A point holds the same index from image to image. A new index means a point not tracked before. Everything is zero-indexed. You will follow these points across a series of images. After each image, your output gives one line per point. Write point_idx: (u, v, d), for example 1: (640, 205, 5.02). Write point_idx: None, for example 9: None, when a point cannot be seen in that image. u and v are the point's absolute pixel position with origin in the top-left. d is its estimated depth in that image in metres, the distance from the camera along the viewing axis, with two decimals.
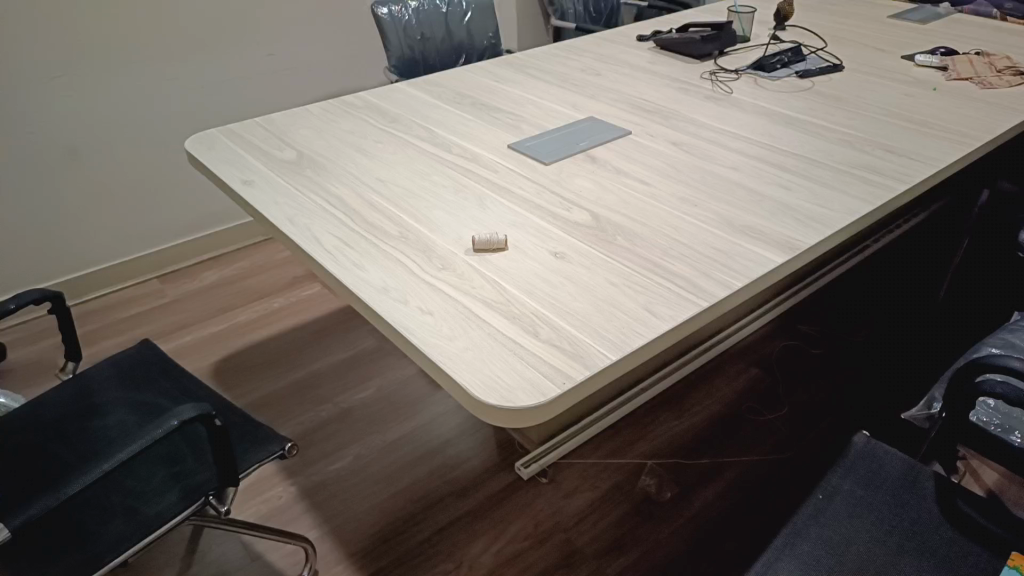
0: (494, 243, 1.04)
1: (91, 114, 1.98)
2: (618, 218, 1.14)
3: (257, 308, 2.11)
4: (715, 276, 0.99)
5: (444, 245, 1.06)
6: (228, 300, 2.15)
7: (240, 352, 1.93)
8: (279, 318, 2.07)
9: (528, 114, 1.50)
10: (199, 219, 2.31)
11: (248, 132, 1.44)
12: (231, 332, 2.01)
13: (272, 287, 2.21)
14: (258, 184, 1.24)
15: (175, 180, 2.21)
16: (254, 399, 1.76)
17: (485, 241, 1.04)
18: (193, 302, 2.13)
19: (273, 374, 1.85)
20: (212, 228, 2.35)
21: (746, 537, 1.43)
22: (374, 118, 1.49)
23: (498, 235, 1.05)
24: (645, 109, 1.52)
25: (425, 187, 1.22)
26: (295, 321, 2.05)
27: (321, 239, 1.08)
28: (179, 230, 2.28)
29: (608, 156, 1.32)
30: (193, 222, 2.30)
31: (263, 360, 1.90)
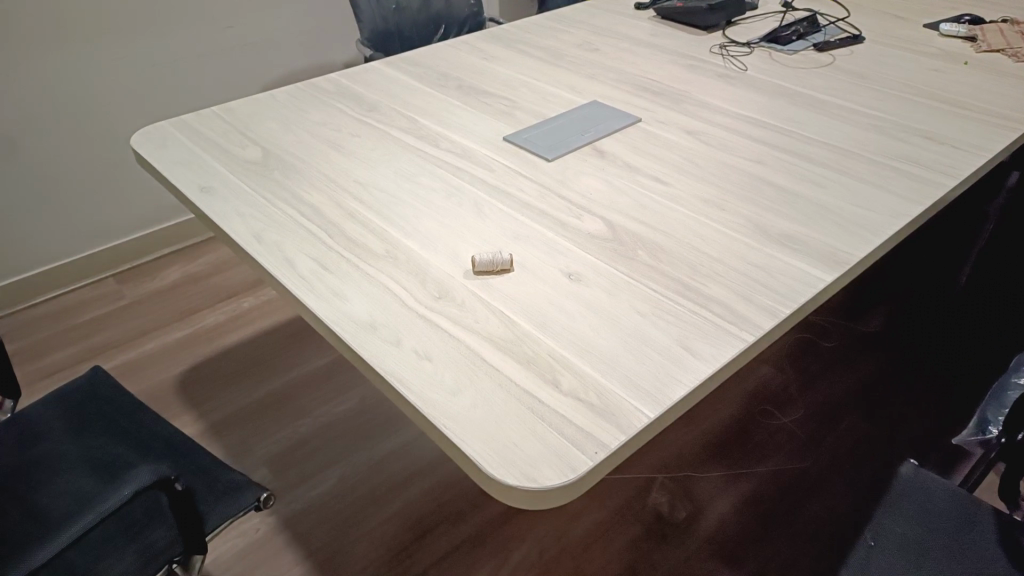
0: (499, 263, 0.89)
1: (33, 98, 1.77)
2: (637, 226, 0.99)
3: (215, 315, 1.93)
4: (758, 301, 0.86)
5: (438, 265, 0.91)
6: (186, 304, 1.96)
7: (194, 369, 1.75)
8: (234, 327, 1.89)
9: (523, 99, 1.33)
10: (143, 217, 2.10)
11: (205, 125, 1.26)
12: (184, 345, 1.82)
13: (230, 289, 2.02)
14: (219, 191, 1.07)
15: (130, 166, 2.02)
16: (223, 418, 1.61)
17: (487, 261, 0.89)
18: (154, 305, 1.96)
19: (242, 387, 1.70)
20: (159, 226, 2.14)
21: (769, 559, 1.32)
22: (350, 107, 1.31)
23: (501, 254, 0.90)
24: (654, 91, 1.37)
25: (412, 190, 1.06)
26: (254, 331, 1.87)
27: (294, 261, 0.92)
28: (124, 228, 2.07)
29: (619, 150, 1.17)
30: (137, 220, 2.09)
31: (230, 372, 1.74)
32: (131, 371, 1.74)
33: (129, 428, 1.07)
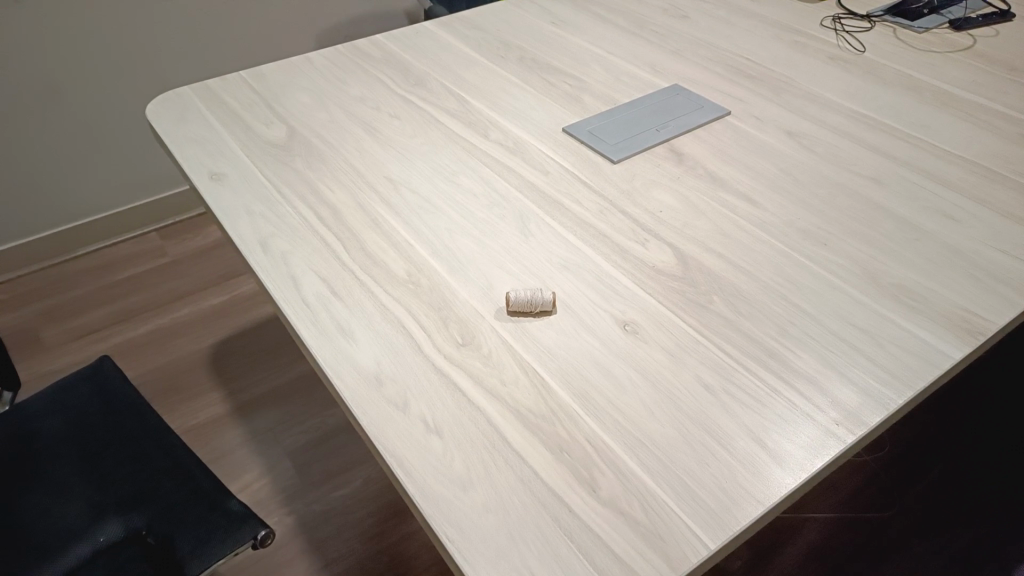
0: (540, 305, 0.74)
1: (78, 43, 1.67)
2: (715, 262, 0.81)
3: (226, 292, 1.79)
4: (863, 383, 0.68)
5: (468, 299, 0.75)
6: (207, 275, 1.84)
7: (182, 359, 1.61)
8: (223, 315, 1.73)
9: (593, 79, 1.14)
10: (137, 186, 1.95)
11: (229, 94, 1.12)
12: (186, 326, 1.70)
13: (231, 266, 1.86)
14: (231, 180, 0.93)
15: None
16: (242, 404, 1.51)
17: (525, 301, 0.73)
18: (188, 269, 1.87)
19: (262, 372, 1.58)
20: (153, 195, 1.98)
21: None
22: (393, 78, 1.15)
23: (543, 292, 0.74)
24: (749, 75, 1.15)
25: (449, 194, 0.90)
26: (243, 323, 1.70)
27: (301, 280, 0.78)
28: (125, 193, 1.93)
29: (700, 154, 0.98)
30: (135, 185, 1.94)
31: (246, 355, 1.62)
32: (126, 354, 1.63)
33: (130, 429, 0.97)
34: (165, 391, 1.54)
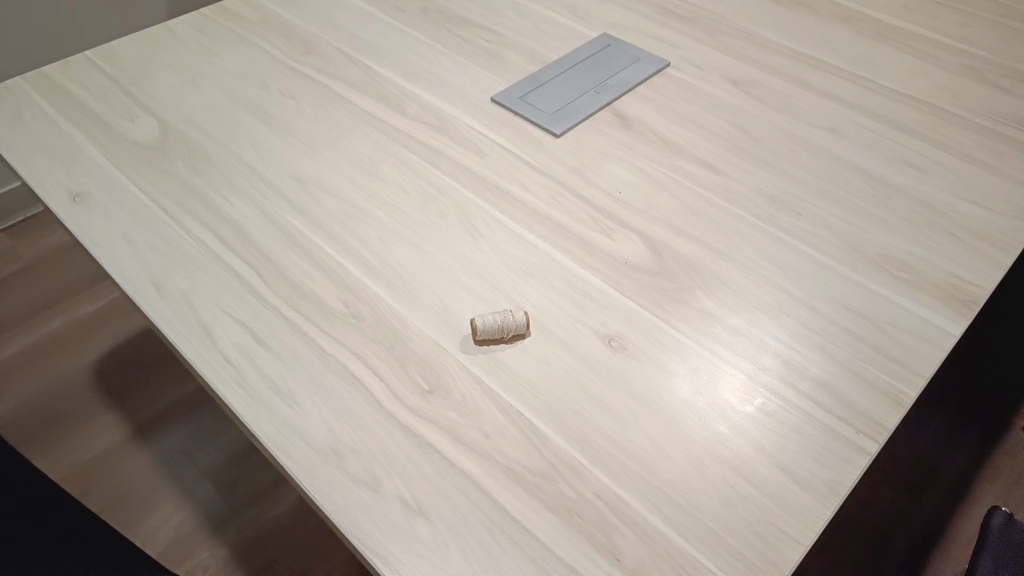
0: (513, 328, 0.63)
1: None
2: (690, 246, 0.72)
3: (99, 292, 1.54)
4: (873, 379, 0.62)
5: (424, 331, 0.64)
6: (71, 274, 1.57)
7: (60, 382, 1.38)
8: (100, 321, 1.48)
9: (513, 32, 1.00)
10: None
11: (74, 80, 0.91)
12: (56, 341, 1.45)
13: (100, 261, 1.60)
14: (99, 201, 0.75)
15: None
16: (142, 426, 1.31)
17: (494, 328, 0.62)
18: (47, 269, 1.59)
19: (160, 384, 1.38)
20: None
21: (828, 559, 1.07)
22: (279, 45, 0.96)
23: (512, 313, 0.63)
24: (681, 15, 1.05)
25: (374, 192, 0.76)
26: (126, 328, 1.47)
27: (213, 327, 0.64)
28: None
29: (646, 113, 0.87)
30: None
31: (138, 365, 1.41)
32: None
33: None
34: (48, 422, 1.32)
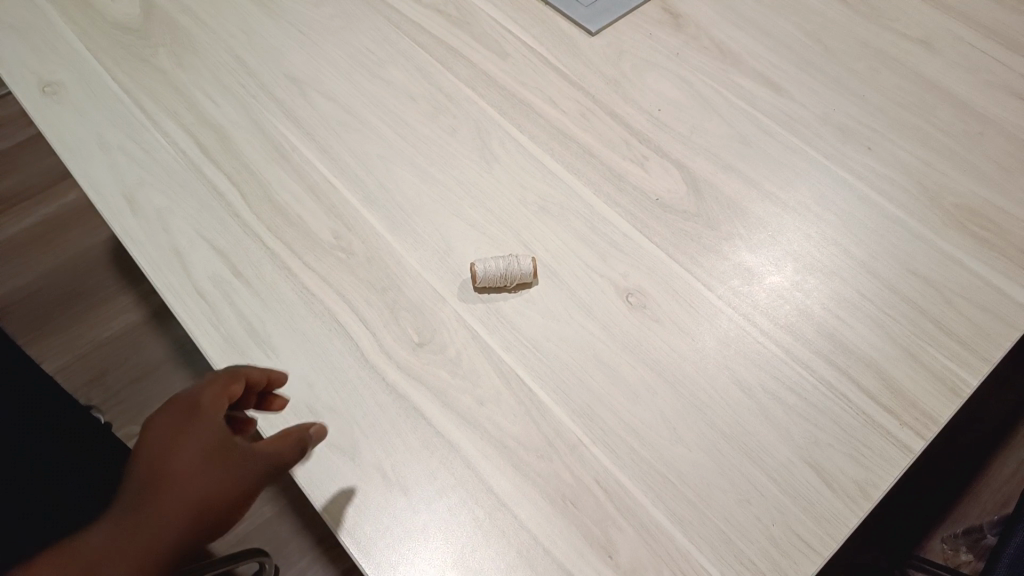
0: (520, 277, 0.55)
1: None
2: (734, 184, 0.62)
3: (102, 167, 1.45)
4: (929, 361, 0.53)
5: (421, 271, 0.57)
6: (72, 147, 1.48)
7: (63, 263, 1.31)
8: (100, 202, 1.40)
9: None
10: None
11: None
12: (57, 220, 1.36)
13: None
14: (72, 95, 0.67)
15: None
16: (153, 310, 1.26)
17: (497, 276, 0.55)
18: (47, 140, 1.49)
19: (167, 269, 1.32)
20: None
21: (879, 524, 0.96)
22: None
23: (518, 260, 0.55)
24: None
25: (376, 98, 0.67)
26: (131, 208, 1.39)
27: (189, 255, 0.58)
28: None
29: (700, 11, 0.74)
30: None
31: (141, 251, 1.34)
32: None
33: None
34: (63, 301, 1.27)
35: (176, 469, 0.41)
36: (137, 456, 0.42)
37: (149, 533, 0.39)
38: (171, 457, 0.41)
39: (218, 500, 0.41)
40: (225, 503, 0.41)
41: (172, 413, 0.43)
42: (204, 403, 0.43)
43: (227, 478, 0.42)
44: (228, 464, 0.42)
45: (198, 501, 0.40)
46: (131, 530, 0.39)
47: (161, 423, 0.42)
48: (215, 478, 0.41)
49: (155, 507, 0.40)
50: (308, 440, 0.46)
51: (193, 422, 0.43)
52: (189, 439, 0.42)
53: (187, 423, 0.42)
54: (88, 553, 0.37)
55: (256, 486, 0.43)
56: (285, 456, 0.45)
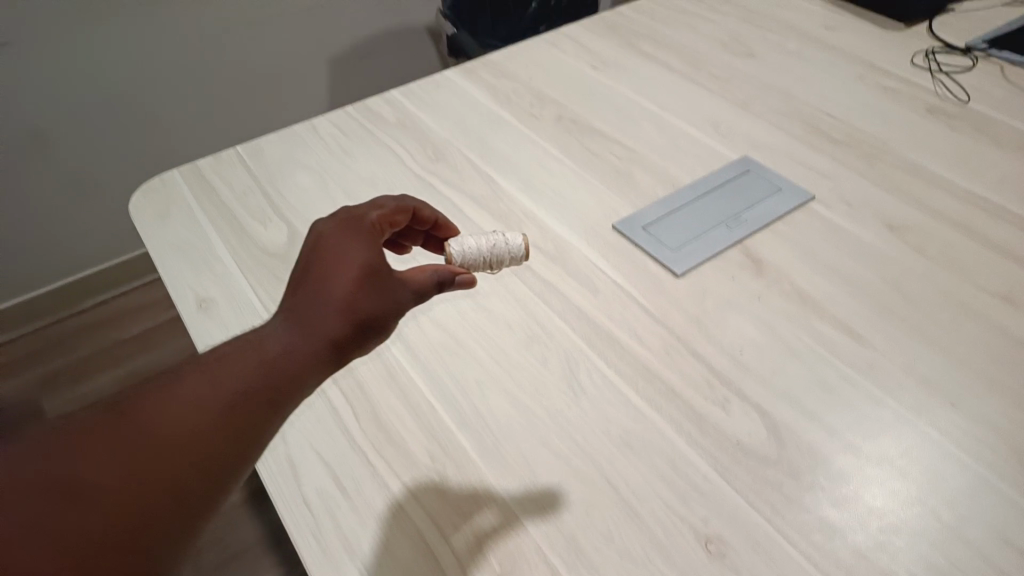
0: (511, 252, 0.68)
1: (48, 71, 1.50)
2: (815, 432, 0.64)
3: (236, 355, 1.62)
4: None
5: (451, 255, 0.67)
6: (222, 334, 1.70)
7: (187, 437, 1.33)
8: None
9: (646, 146, 0.96)
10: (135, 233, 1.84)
11: (222, 176, 0.96)
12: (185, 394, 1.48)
13: None
14: (221, 309, 0.78)
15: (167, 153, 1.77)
16: None
17: (495, 251, 0.68)
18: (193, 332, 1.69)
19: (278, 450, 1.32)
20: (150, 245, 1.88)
21: None
22: (411, 152, 0.98)
23: (513, 241, 0.68)
24: (833, 138, 0.95)
25: (477, 325, 0.74)
26: None
27: (300, 467, 0.63)
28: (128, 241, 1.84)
29: (782, 257, 0.80)
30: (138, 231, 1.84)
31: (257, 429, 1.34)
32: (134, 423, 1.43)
33: None
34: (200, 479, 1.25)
35: (334, 298, 0.51)
36: (311, 260, 0.53)
37: (308, 346, 0.49)
38: (335, 263, 0.53)
39: (364, 316, 0.51)
40: (374, 308, 0.52)
41: (331, 251, 0.53)
42: (364, 235, 0.55)
43: (373, 300, 0.52)
44: (374, 286, 0.52)
45: (351, 300, 0.51)
46: (294, 342, 0.50)
47: (330, 239, 0.54)
48: (369, 292, 0.52)
49: (313, 324, 0.50)
50: (439, 282, 0.56)
51: (347, 256, 0.53)
52: (349, 253, 0.53)
53: (343, 258, 0.53)
54: (266, 355, 0.49)
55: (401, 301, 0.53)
56: (436, 277, 0.56)
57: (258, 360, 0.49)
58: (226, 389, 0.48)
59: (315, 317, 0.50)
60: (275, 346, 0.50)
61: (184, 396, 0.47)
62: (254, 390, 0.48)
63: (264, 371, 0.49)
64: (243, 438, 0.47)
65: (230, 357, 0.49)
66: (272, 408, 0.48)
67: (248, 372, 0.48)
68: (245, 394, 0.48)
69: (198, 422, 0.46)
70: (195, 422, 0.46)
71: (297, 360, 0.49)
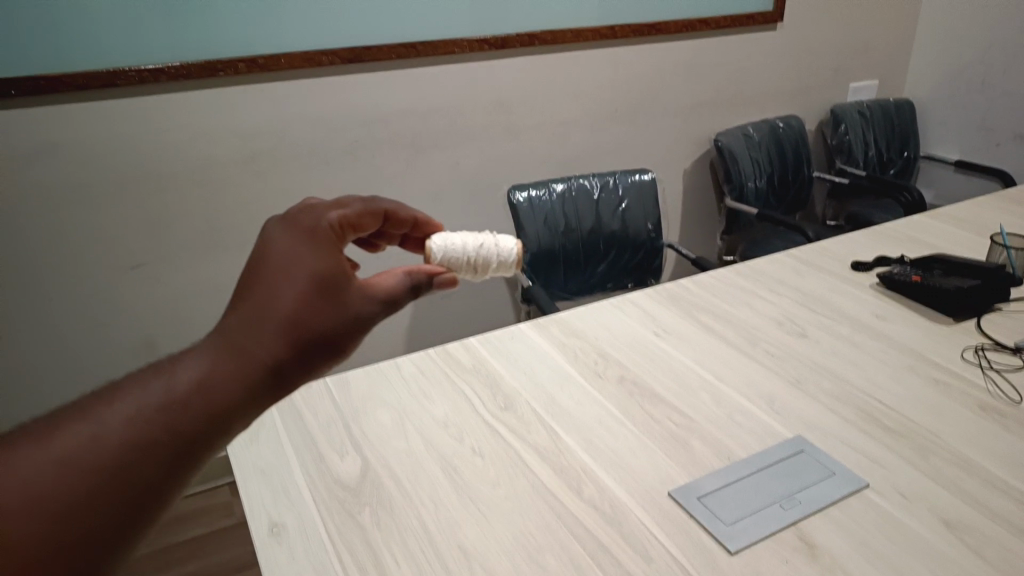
0: (501, 256, 0.89)
1: (171, 291, 1.77)
2: None
3: None
4: None
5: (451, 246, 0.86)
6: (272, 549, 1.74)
7: None
8: None
9: (704, 416, 1.01)
10: None
11: (309, 405, 1.06)
12: None
13: None
14: (291, 536, 0.82)
15: None
16: None
17: (491, 254, 0.89)
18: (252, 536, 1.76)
19: None
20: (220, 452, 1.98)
21: None
22: (483, 400, 1.06)
23: (507, 250, 0.90)
24: (886, 426, 0.99)
25: None
26: None
27: None
28: None
29: (837, 546, 0.80)
30: None
31: None
32: None
33: None
34: None
35: (276, 319, 0.51)
36: (259, 264, 0.54)
37: (254, 365, 0.49)
38: (286, 266, 0.54)
39: (306, 336, 0.52)
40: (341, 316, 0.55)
41: (273, 270, 0.53)
42: (319, 240, 0.57)
43: (318, 322, 0.53)
44: (324, 304, 0.54)
45: (319, 307, 0.53)
46: (234, 361, 0.49)
47: (276, 242, 0.55)
48: (329, 302, 0.54)
49: (254, 344, 0.50)
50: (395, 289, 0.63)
51: (292, 278, 0.53)
52: (303, 260, 0.54)
53: (288, 281, 0.53)
54: (196, 379, 0.47)
55: (348, 321, 0.55)
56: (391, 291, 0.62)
57: (198, 379, 0.48)
58: (162, 406, 0.46)
59: (257, 337, 0.50)
60: (212, 370, 0.48)
61: (120, 413, 0.45)
62: (197, 407, 0.47)
63: (210, 392, 0.48)
64: (187, 454, 0.46)
65: (160, 379, 0.47)
66: (218, 428, 0.48)
67: (187, 392, 0.47)
68: (190, 414, 0.46)
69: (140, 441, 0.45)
70: (137, 437, 0.45)
71: (241, 382, 0.49)
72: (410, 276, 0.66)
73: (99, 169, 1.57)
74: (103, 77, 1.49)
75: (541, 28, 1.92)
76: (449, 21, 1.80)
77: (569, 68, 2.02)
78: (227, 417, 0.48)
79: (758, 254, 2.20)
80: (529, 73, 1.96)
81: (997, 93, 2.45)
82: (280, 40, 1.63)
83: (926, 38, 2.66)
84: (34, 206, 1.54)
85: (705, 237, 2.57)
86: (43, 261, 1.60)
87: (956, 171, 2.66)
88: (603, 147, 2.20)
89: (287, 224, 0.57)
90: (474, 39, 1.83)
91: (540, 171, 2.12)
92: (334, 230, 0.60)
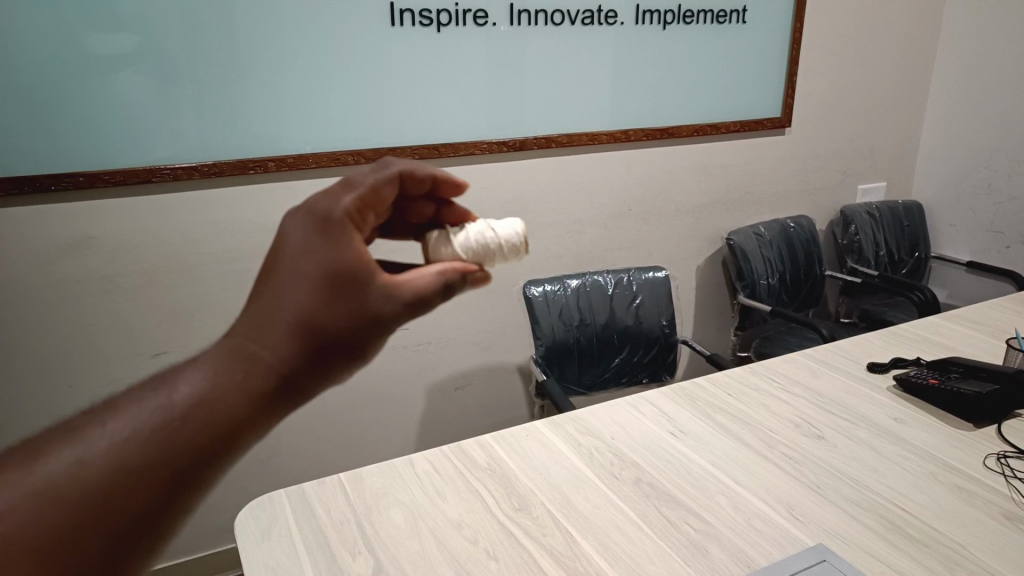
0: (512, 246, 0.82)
1: None
2: None
3: None
4: None
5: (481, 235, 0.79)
6: None
7: None
8: None
9: (722, 523, 1.00)
10: (216, 529, 1.92)
11: (323, 501, 1.05)
12: None
13: None
14: None
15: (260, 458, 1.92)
16: None
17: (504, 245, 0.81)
18: None
19: None
20: (225, 543, 1.94)
21: None
22: (497, 499, 1.05)
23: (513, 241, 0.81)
24: (907, 534, 0.97)
25: None
26: None
27: None
28: (206, 538, 1.90)
29: None
30: (217, 529, 1.92)
31: None
32: None
33: None
34: None
35: (285, 323, 0.53)
36: (270, 264, 0.55)
37: (259, 375, 0.51)
38: (293, 266, 0.54)
39: (315, 336, 0.54)
40: (357, 315, 0.55)
41: (288, 267, 0.54)
42: (335, 227, 0.56)
43: (330, 325, 0.54)
44: (340, 303, 0.55)
45: (345, 311, 0.55)
46: (240, 371, 0.51)
47: (293, 238, 0.55)
48: (342, 303, 0.55)
49: (266, 347, 0.52)
50: (436, 277, 0.63)
51: (302, 278, 0.54)
52: (312, 256, 0.54)
53: (299, 282, 0.53)
54: (194, 393, 0.50)
55: (361, 325, 0.56)
56: (435, 280, 0.63)
57: (192, 398, 0.50)
58: (134, 433, 0.48)
59: (267, 335, 0.53)
60: (208, 384, 0.51)
61: (82, 446, 0.47)
62: (194, 421, 0.49)
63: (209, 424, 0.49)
64: (184, 476, 0.48)
65: (146, 400, 0.50)
66: (220, 445, 0.50)
67: (174, 411, 0.49)
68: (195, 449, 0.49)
69: (128, 467, 0.47)
70: (117, 468, 0.47)
71: (241, 394, 0.51)
72: (441, 275, 0.64)
73: (128, 261, 1.62)
74: (140, 175, 1.55)
75: (558, 131, 2.01)
76: (469, 124, 1.89)
77: (584, 169, 2.09)
78: (226, 436, 0.50)
79: (772, 351, 2.20)
80: (546, 173, 2.03)
81: (1004, 197, 2.49)
82: (308, 141, 1.71)
83: (930, 144, 2.74)
84: (64, 296, 1.59)
85: (718, 333, 2.58)
86: (65, 349, 1.63)
87: (968, 272, 2.67)
88: (618, 244, 2.24)
89: (304, 218, 0.56)
90: (494, 141, 1.91)
91: (555, 266, 2.16)
92: (356, 214, 0.59)
